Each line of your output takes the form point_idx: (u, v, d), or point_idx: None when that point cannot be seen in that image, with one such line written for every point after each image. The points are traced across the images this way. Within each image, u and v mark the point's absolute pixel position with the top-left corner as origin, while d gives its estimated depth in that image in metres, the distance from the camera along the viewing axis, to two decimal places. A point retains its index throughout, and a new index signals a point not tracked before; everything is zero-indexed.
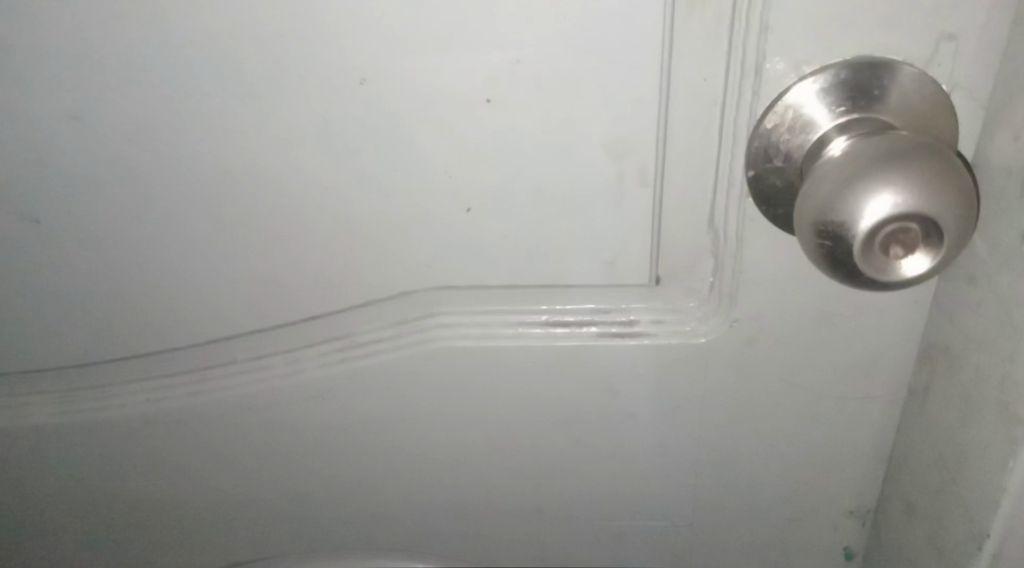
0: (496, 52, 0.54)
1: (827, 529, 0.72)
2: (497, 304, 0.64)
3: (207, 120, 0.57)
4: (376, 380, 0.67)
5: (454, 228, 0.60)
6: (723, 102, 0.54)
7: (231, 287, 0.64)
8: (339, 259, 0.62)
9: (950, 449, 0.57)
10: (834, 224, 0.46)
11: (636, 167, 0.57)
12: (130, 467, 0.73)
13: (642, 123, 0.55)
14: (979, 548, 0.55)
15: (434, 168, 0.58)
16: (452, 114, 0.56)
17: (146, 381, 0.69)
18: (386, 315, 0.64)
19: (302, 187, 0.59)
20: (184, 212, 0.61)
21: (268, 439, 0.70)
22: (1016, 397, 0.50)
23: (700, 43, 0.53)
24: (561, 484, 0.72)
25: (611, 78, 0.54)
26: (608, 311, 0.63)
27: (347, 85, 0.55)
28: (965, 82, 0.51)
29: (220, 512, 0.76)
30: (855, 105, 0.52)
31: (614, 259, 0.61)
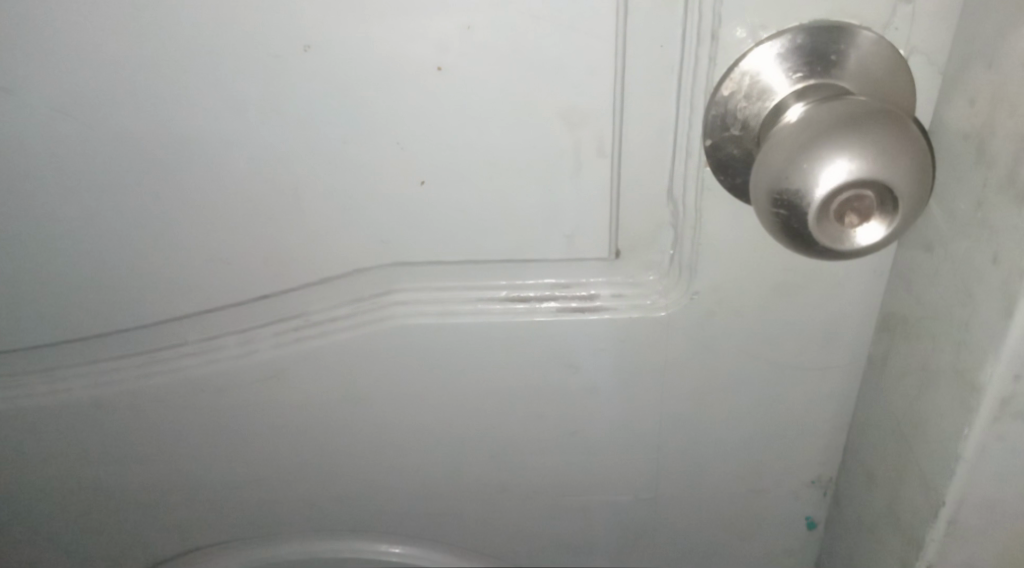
0: (444, 16, 0.52)
1: (790, 500, 0.73)
2: (454, 280, 0.63)
3: (148, 91, 0.56)
4: (333, 358, 0.65)
5: (408, 202, 0.59)
6: (680, 68, 0.53)
7: (182, 265, 0.62)
8: (292, 236, 0.60)
9: (909, 417, 0.57)
10: (789, 192, 0.45)
11: (593, 137, 0.56)
12: (82, 453, 0.71)
13: (599, 92, 0.54)
14: (935, 516, 0.55)
15: (386, 140, 0.56)
16: (402, 83, 0.54)
17: (95, 363, 0.68)
18: (340, 293, 0.63)
19: (250, 160, 0.58)
20: (127, 188, 0.59)
21: (223, 420, 0.69)
22: (971, 364, 0.50)
23: (655, 8, 0.52)
24: (525, 459, 0.72)
25: (565, 44, 0.53)
26: (568, 286, 0.63)
27: (293, 53, 0.54)
28: (923, 46, 0.50)
29: (177, 496, 0.74)
30: (812, 71, 0.51)
31: (572, 232, 0.60)
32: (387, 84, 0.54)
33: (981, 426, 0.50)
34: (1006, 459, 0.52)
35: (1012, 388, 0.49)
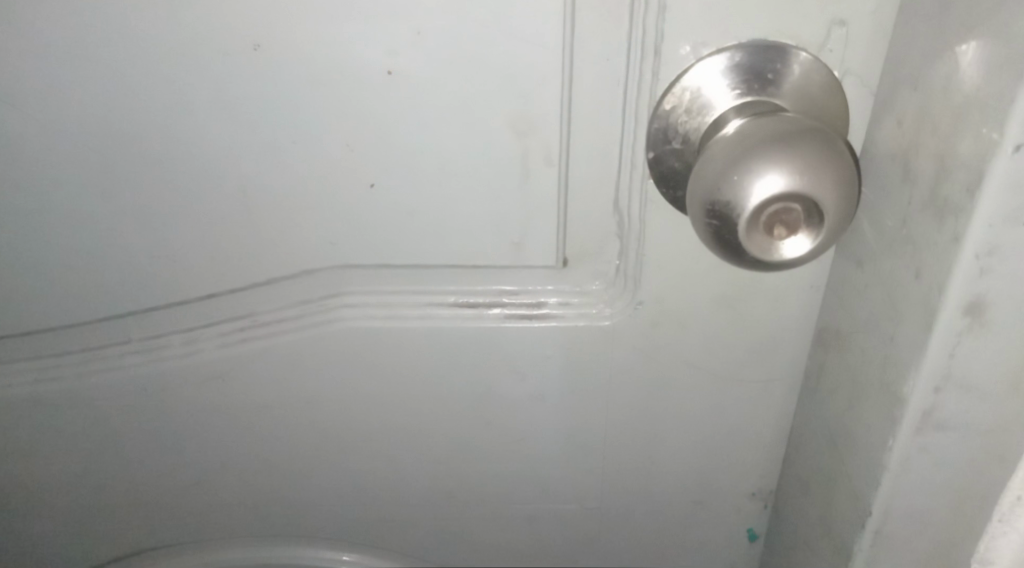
0: (393, 21, 0.53)
1: (731, 512, 0.74)
2: (402, 284, 0.63)
3: (96, 86, 0.56)
4: (279, 358, 0.65)
5: (358, 204, 0.59)
6: (626, 82, 0.55)
7: (130, 262, 0.62)
8: (241, 236, 0.61)
9: (842, 428, 0.58)
10: (721, 203, 0.46)
11: (540, 147, 0.57)
12: (22, 451, 0.71)
13: (546, 102, 0.55)
14: (862, 525, 0.56)
15: (335, 141, 0.57)
16: (351, 86, 0.55)
17: (35, 360, 0.67)
18: (288, 294, 0.64)
19: (199, 158, 0.58)
20: (73, 183, 0.59)
21: (166, 419, 0.69)
22: (896, 376, 0.51)
23: (602, 21, 0.53)
24: (472, 466, 0.72)
25: (512, 53, 0.54)
26: (516, 293, 0.64)
27: (243, 52, 0.54)
28: (856, 68, 0.52)
29: (121, 497, 0.74)
30: (750, 88, 0.53)
31: (520, 240, 0.61)
32: (336, 87, 0.55)
33: (904, 437, 0.52)
34: (929, 471, 0.53)
35: (933, 400, 0.50)
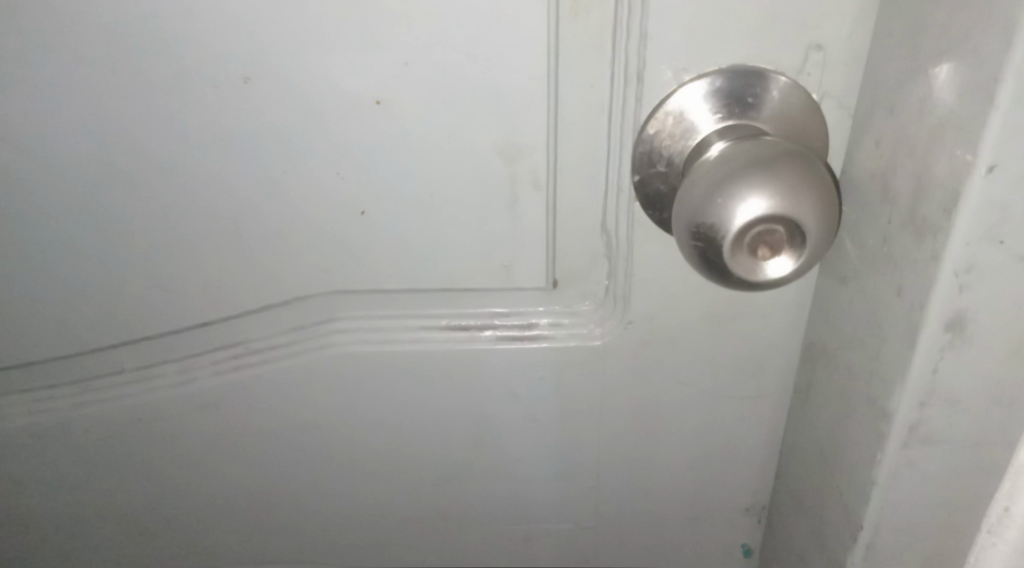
0: (380, 53, 0.54)
1: (726, 527, 0.74)
2: (395, 308, 0.64)
3: (87, 121, 0.57)
4: (272, 385, 0.66)
5: (349, 231, 0.60)
6: (610, 107, 0.56)
7: (124, 292, 0.63)
8: (234, 263, 0.62)
9: (831, 443, 0.59)
10: (706, 225, 0.47)
11: (528, 172, 0.58)
12: (19, 483, 0.71)
13: (532, 129, 0.56)
14: (854, 539, 0.57)
15: (326, 170, 0.58)
16: (340, 117, 0.56)
17: (30, 392, 0.67)
18: (281, 321, 0.64)
19: (190, 189, 0.59)
20: (66, 216, 0.60)
21: (161, 448, 0.69)
22: (881, 392, 0.52)
23: (585, 49, 0.54)
24: (467, 488, 0.73)
25: (498, 81, 0.55)
26: (507, 315, 0.64)
27: (233, 84, 0.55)
28: (833, 91, 0.53)
29: (119, 526, 0.74)
30: (730, 112, 0.54)
31: (510, 263, 0.62)
32: (326, 116, 0.56)
33: (892, 451, 0.52)
34: (917, 484, 0.54)
35: (919, 415, 0.51)
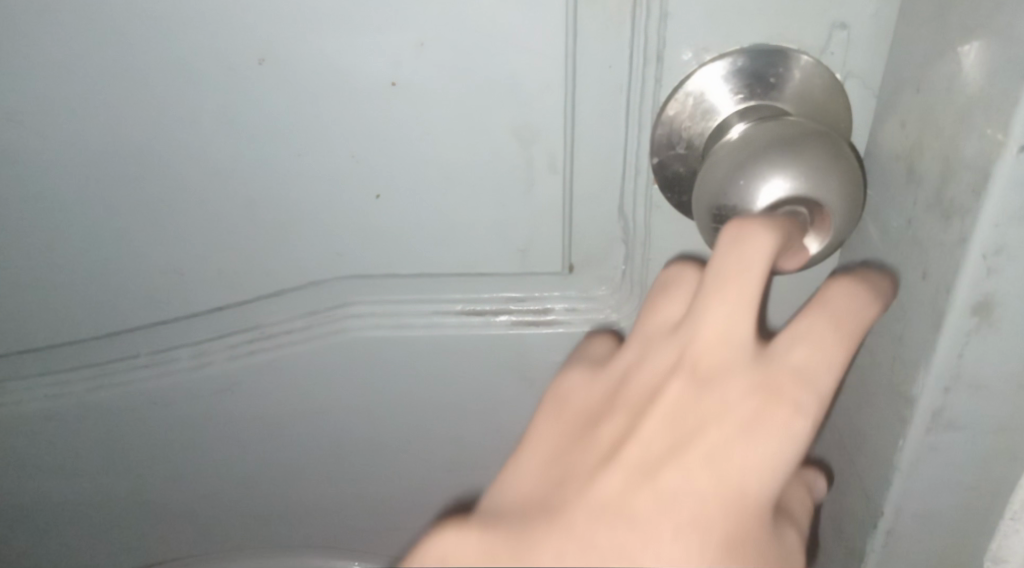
0: (396, 33, 0.53)
1: None
2: (410, 292, 0.64)
3: (100, 104, 0.56)
4: (287, 369, 0.66)
5: (363, 215, 0.60)
6: (628, 88, 0.55)
7: (139, 276, 0.63)
8: (248, 247, 0.61)
9: (851, 429, 0.58)
10: (728, 206, 0.47)
11: (545, 155, 0.57)
12: (34, 468, 0.71)
13: (549, 110, 0.56)
14: (874, 526, 0.56)
15: (340, 153, 0.57)
16: (355, 99, 0.55)
17: (45, 376, 0.67)
18: (295, 306, 0.64)
19: (203, 172, 0.58)
20: (80, 199, 0.60)
21: (176, 432, 0.69)
22: (905, 377, 0.51)
23: (604, 28, 0.53)
24: (481, 475, 0.72)
25: (516, 61, 0.54)
26: (523, 299, 0.64)
27: (247, 66, 0.54)
28: (858, 70, 0.53)
29: (134, 511, 0.74)
30: (752, 93, 0.53)
31: (526, 248, 0.61)
32: (340, 99, 0.55)
33: (914, 437, 0.52)
34: (940, 470, 0.53)
35: (943, 400, 0.50)
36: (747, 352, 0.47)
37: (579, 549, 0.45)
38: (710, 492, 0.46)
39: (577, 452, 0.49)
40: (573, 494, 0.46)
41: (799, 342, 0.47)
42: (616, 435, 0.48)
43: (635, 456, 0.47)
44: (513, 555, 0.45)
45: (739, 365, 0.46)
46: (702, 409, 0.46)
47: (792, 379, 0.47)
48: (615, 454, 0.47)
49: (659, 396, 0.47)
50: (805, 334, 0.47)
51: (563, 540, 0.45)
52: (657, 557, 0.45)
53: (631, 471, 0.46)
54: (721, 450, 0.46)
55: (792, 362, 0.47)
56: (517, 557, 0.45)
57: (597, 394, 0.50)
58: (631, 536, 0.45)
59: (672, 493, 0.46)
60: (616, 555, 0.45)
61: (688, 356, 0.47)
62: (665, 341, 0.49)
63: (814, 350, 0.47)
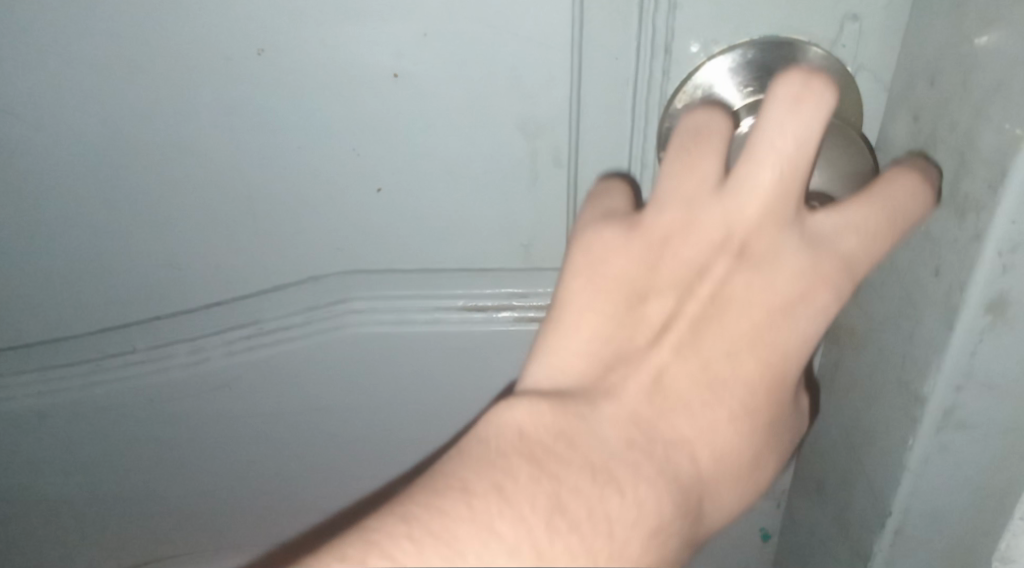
0: (398, 23, 0.52)
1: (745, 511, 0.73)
2: (411, 288, 0.62)
3: (95, 95, 0.55)
4: (287, 365, 0.65)
5: (364, 208, 0.59)
6: (635, 81, 0.54)
7: (136, 270, 0.62)
8: (246, 240, 0.60)
9: (858, 427, 0.58)
10: None
11: (549, 148, 0.56)
12: (30, 464, 0.70)
13: (555, 103, 0.55)
14: (882, 525, 0.55)
15: (341, 146, 0.57)
16: (356, 90, 0.54)
17: (39, 371, 0.66)
18: (294, 301, 0.63)
19: (201, 165, 0.57)
20: (75, 192, 0.59)
21: (173, 428, 0.68)
22: (915, 375, 0.51)
23: (611, 20, 0.52)
24: None
25: (522, 53, 0.53)
26: (525, 296, 0.63)
27: (246, 57, 0.53)
28: (869, 63, 0.52)
29: (130, 509, 0.74)
30: (762, 85, 0.52)
31: (530, 242, 0.61)
32: (343, 91, 0.54)
33: (924, 437, 0.51)
34: (949, 469, 0.52)
35: (954, 399, 0.49)
36: (793, 231, 0.45)
37: (631, 414, 0.44)
38: (761, 376, 0.45)
39: (627, 282, 0.46)
40: (625, 384, 0.44)
41: (850, 228, 0.45)
42: (664, 314, 0.46)
43: (689, 337, 0.45)
44: (601, 468, 0.41)
45: (786, 247, 0.45)
46: (750, 289, 0.45)
47: (841, 265, 0.45)
48: (662, 333, 0.45)
49: (706, 274, 0.45)
50: (857, 219, 0.45)
51: (635, 451, 0.43)
52: (709, 448, 0.44)
53: (682, 351, 0.45)
54: (768, 331, 0.45)
55: (840, 248, 0.45)
56: (598, 481, 0.41)
57: (631, 255, 0.46)
58: (684, 421, 0.44)
59: (727, 381, 0.45)
60: (679, 450, 0.44)
61: (736, 234, 0.45)
62: (713, 203, 0.45)
63: (865, 238, 0.45)
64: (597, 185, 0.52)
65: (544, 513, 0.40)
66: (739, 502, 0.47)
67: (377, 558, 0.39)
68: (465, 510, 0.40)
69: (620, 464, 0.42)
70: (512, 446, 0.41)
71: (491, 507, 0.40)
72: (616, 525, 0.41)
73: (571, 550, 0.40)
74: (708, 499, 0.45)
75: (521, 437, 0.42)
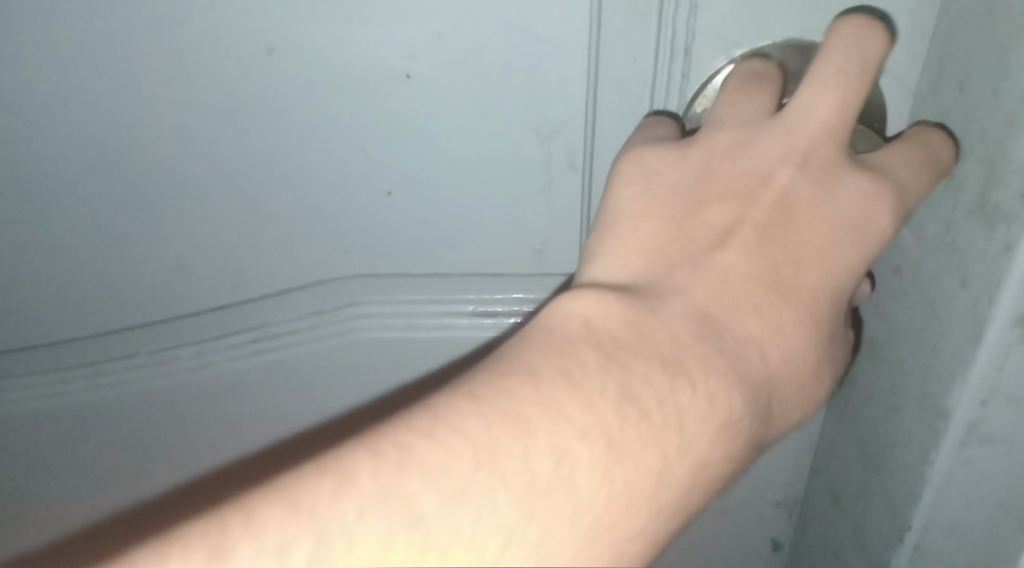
0: (413, 22, 0.51)
1: (755, 521, 0.72)
2: (421, 293, 0.61)
3: (99, 93, 0.54)
4: (293, 371, 0.64)
5: (373, 211, 0.58)
6: (653, 84, 0.53)
7: (140, 272, 0.61)
8: (252, 242, 0.59)
9: (876, 439, 0.56)
10: None
11: (564, 151, 0.55)
12: (28, 471, 0.69)
13: (570, 106, 0.54)
14: (901, 540, 0.54)
15: (352, 148, 0.55)
16: (368, 89, 0.53)
17: (40, 374, 0.65)
18: (301, 305, 0.61)
19: (208, 165, 0.56)
20: (78, 192, 0.58)
21: (176, 432, 0.67)
22: (938, 388, 0.49)
23: (630, 21, 0.51)
24: None
25: (539, 53, 0.52)
26: (536, 302, 0.61)
27: (256, 55, 0.52)
28: (894, 68, 0.50)
29: (129, 516, 0.72)
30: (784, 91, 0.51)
31: (542, 247, 0.60)
32: (355, 92, 0.53)
33: (948, 451, 0.50)
34: (971, 484, 0.51)
35: (980, 413, 0.48)
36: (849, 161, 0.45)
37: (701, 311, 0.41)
38: (821, 282, 0.44)
39: (688, 187, 0.45)
40: (690, 278, 0.42)
41: (896, 162, 0.46)
42: (726, 219, 0.44)
43: (757, 240, 0.43)
44: (674, 360, 0.39)
45: (844, 169, 0.44)
46: (814, 197, 0.44)
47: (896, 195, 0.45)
48: (727, 236, 0.43)
49: (771, 185, 0.44)
50: (903, 154, 0.46)
51: (706, 344, 0.40)
52: (779, 351, 0.42)
53: (751, 253, 0.43)
54: (832, 245, 0.44)
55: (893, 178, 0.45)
56: (671, 373, 0.39)
57: (690, 166, 0.45)
58: (756, 322, 0.42)
59: (791, 284, 0.43)
60: (748, 348, 0.41)
61: (799, 147, 0.44)
62: (773, 124, 0.45)
63: (914, 170, 0.46)
64: (646, 119, 0.51)
65: (615, 399, 0.38)
66: (801, 414, 0.44)
67: (447, 432, 0.37)
68: (533, 392, 0.37)
69: (694, 358, 0.40)
70: (579, 335, 0.39)
71: (560, 391, 0.38)
72: (688, 417, 0.39)
73: (641, 440, 0.38)
74: (776, 410, 0.43)
75: (589, 327, 0.39)
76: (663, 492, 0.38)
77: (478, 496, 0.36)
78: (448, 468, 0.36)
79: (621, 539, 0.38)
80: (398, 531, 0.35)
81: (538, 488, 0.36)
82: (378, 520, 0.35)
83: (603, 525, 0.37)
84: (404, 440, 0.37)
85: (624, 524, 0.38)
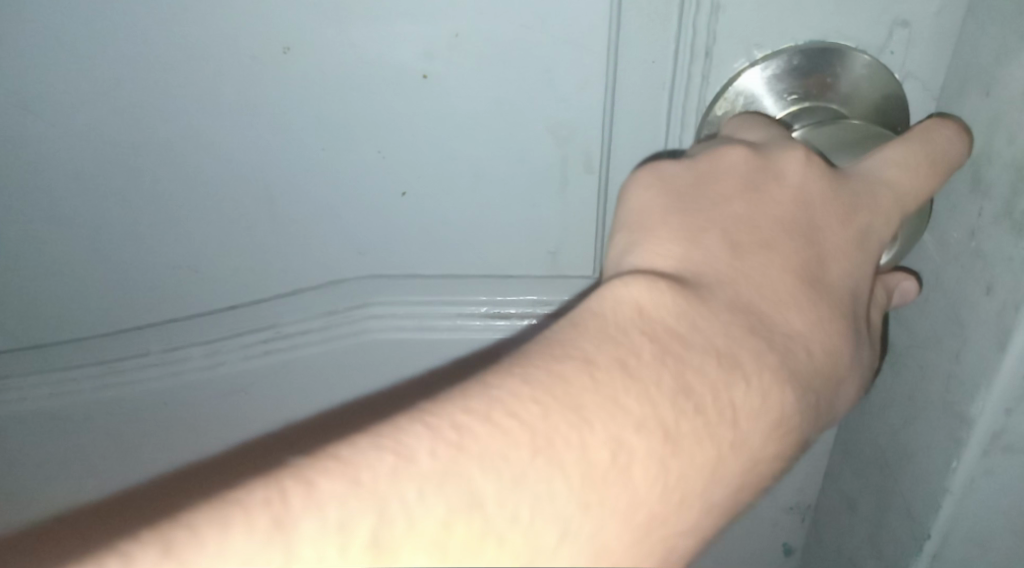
0: (430, 22, 0.51)
1: (767, 526, 0.72)
2: (434, 294, 0.61)
3: (112, 90, 0.53)
4: (305, 371, 0.63)
5: (386, 211, 0.58)
6: (672, 85, 0.52)
7: (151, 271, 0.60)
8: (264, 242, 0.59)
9: (894, 446, 0.56)
10: None
11: (581, 152, 0.55)
12: (37, 468, 0.69)
13: (588, 107, 0.53)
14: (919, 549, 0.54)
15: (367, 148, 0.55)
16: (385, 89, 0.53)
17: (50, 373, 0.64)
18: (312, 305, 0.61)
19: (220, 164, 0.56)
20: (89, 189, 0.57)
21: (185, 432, 0.67)
22: (960, 396, 0.49)
23: (650, 21, 0.50)
24: None
25: (557, 54, 0.51)
26: (550, 304, 0.61)
27: (271, 54, 0.52)
28: (917, 71, 0.50)
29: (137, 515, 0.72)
30: (806, 93, 0.51)
31: (557, 249, 0.59)
32: (371, 91, 0.53)
33: (970, 460, 0.49)
34: (992, 493, 0.51)
35: (1003, 423, 0.48)
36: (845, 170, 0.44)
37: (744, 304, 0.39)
38: (850, 285, 0.42)
39: (701, 191, 0.43)
40: (731, 271, 0.40)
41: (895, 163, 0.44)
42: (751, 217, 0.42)
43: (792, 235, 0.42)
44: (727, 352, 0.37)
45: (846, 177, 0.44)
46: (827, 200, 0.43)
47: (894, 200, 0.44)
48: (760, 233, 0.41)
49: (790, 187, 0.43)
50: (904, 155, 0.44)
51: (756, 337, 0.38)
52: (823, 345, 0.40)
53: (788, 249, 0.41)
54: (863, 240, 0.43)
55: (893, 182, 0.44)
56: (723, 365, 0.37)
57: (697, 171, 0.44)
58: (798, 315, 0.40)
59: (825, 283, 0.41)
60: (797, 343, 0.39)
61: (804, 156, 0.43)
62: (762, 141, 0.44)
63: (911, 174, 0.44)
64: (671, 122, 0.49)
65: (670, 393, 0.36)
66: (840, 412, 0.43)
67: (505, 417, 0.35)
68: (588, 381, 0.35)
69: (744, 351, 0.37)
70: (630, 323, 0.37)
71: (616, 381, 0.36)
72: (742, 413, 0.37)
73: (696, 434, 0.36)
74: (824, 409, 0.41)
75: (642, 315, 0.37)
76: (716, 486, 0.37)
77: (536, 485, 0.34)
78: (507, 454, 0.34)
79: (672, 533, 0.36)
80: (456, 514, 0.34)
81: (596, 479, 0.35)
82: (436, 502, 0.33)
83: (661, 515, 0.36)
84: (463, 421, 0.35)
85: (676, 519, 0.36)
